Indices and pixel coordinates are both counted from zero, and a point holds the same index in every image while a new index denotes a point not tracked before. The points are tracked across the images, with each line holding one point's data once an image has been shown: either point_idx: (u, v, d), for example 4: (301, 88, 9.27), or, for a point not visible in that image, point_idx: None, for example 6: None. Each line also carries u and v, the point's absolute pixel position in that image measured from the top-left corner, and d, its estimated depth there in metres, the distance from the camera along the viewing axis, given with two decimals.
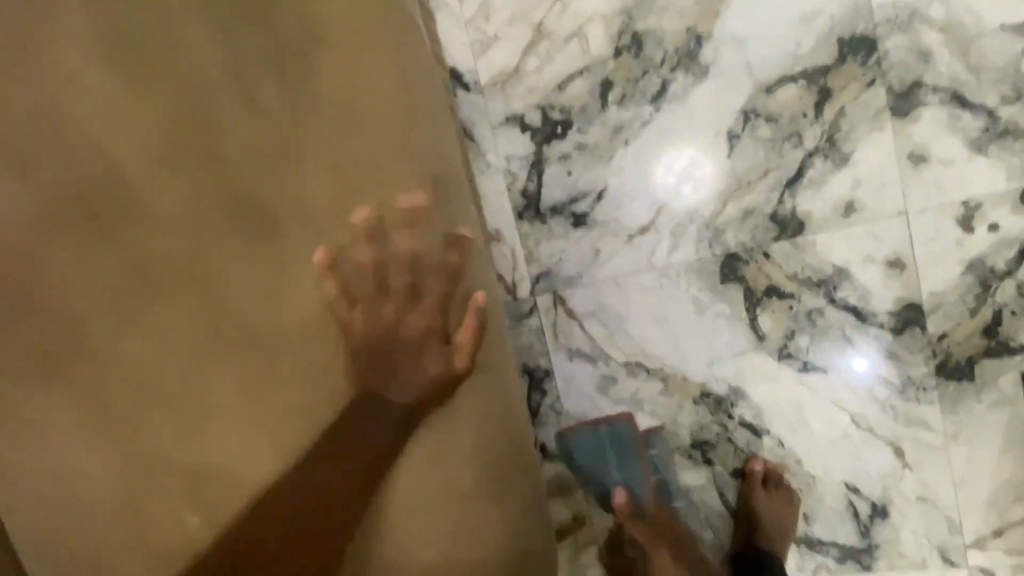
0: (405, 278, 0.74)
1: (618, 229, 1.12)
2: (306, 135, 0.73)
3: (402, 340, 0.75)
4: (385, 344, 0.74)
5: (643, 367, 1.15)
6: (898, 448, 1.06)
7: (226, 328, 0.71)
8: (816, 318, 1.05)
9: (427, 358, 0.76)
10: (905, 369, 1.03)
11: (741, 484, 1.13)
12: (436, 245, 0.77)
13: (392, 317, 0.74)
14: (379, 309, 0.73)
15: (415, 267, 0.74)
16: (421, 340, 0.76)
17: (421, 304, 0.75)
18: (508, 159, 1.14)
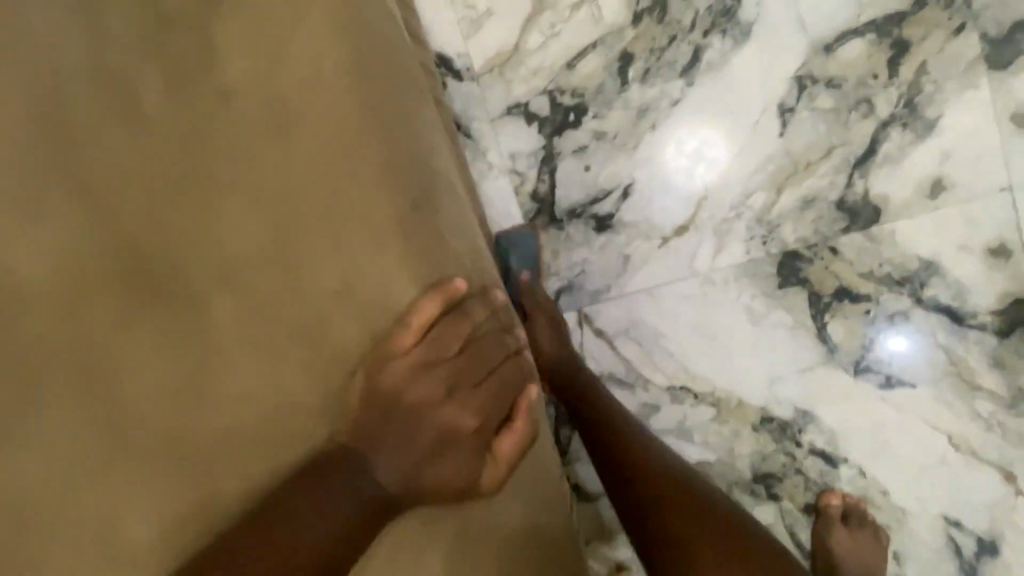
0: (432, 331, 0.56)
1: (650, 231, 0.94)
2: (296, 169, 0.55)
3: (424, 424, 0.54)
4: (399, 431, 0.53)
5: (689, 392, 0.97)
6: (1008, 472, 0.88)
7: (173, 446, 0.50)
8: (899, 322, 0.87)
9: (455, 460, 0.55)
10: (1014, 378, 0.85)
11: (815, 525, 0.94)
12: (460, 321, 0.57)
13: (410, 382, 0.54)
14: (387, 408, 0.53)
15: (459, 336, 0.57)
16: (452, 430, 0.55)
17: (448, 390, 0.56)
18: (513, 156, 0.96)
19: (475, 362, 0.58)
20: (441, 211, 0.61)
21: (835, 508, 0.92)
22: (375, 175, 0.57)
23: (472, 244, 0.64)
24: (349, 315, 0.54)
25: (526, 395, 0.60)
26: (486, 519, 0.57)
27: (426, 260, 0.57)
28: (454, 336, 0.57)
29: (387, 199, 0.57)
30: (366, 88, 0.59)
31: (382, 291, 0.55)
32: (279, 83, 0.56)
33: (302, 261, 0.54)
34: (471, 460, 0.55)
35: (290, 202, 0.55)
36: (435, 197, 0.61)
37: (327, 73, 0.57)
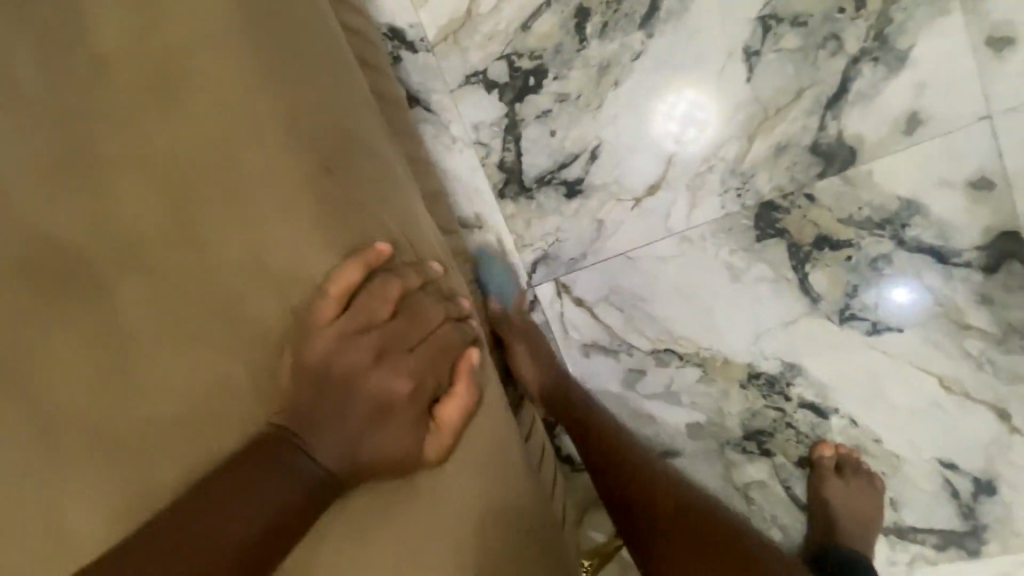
0: (359, 297, 0.54)
1: (622, 192, 0.91)
2: (202, 151, 0.55)
3: (358, 394, 0.52)
4: (331, 402, 0.51)
5: (673, 354, 0.96)
6: (1003, 410, 0.86)
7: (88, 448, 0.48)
8: (883, 266, 0.84)
9: (391, 428, 0.53)
10: (1003, 315, 0.82)
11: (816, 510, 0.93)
12: (385, 285, 0.56)
13: (340, 350, 0.53)
14: (311, 379, 0.51)
15: (389, 301, 0.56)
16: (387, 399, 0.53)
17: (380, 354, 0.54)
18: (476, 127, 0.93)
19: (405, 327, 0.56)
20: (362, 182, 0.60)
21: (828, 461, 0.92)
22: (283, 149, 0.56)
23: (403, 213, 0.63)
24: (261, 290, 0.53)
25: (466, 357, 0.60)
26: (438, 489, 0.55)
27: (346, 228, 0.56)
28: (383, 301, 0.55)
29: (299, 170, 0.56)
30: (267, 66, 0.58)
31: (298, 262, 0.54)
32: (178, 71, 0.56)
33: (212, 243, 0.54)
34: (409, 426, 0.54)
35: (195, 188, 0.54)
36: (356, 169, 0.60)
37: (230, 52, 0.57)
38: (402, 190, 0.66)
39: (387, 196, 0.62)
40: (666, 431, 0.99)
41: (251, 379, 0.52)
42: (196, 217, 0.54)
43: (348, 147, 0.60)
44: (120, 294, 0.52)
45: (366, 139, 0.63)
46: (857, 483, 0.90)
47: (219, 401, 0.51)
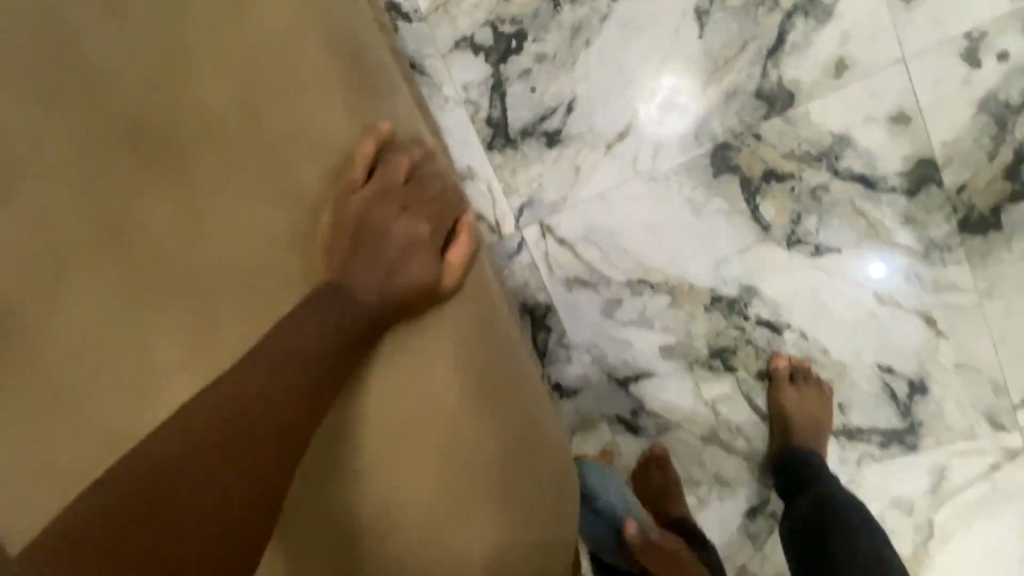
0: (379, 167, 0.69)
1: (595, 140, 1.04)
2: (242, 54, 0.66)
3: (388, 242, 0.67)
4: (364, 245, 0.66)
5: (646, 283, 1.09)
6: (929, 316, 0.99)
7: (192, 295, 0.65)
8: (822, 195, 0.97)
9: (416, 274, 0.67)
10: (925, 233, 0.96)
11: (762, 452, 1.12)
12: (403, 169, 0.70)
13: (367, 207, 0.67)
14: (350, 237, 0.66)
15: (402, 171, 0.70)
16: (408, 248, 0.68)
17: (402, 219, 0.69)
18: (466, 87, 1.06)
19: (417, 202, 0.71)
20: (374, 81, 0.73)
21: (783, 369, 1.05)
22: (313, 54, 0.68)
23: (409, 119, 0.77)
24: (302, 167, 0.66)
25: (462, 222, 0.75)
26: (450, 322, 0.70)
27: (368, 125, 0.70)
28: (398, 170, 0.70)
29: (327, 72, 0.68)
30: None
31: (330, 149, 0.68)
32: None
33: (255, 131, 0.65)
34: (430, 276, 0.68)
35: (238, 84, 0.65)
36: (370, 77, 0.72)
37: None
38: (403, 96, 0.80)
39: (391, 94, 0.76)
40: (642, 352, 1.12)
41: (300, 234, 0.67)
42: (248, 107, 0.66)
43: (360, 53, 0.73)
44: (190, 177, 0.65)
45: (373, 50, 0.76)
46: (819, 397, 1.03)
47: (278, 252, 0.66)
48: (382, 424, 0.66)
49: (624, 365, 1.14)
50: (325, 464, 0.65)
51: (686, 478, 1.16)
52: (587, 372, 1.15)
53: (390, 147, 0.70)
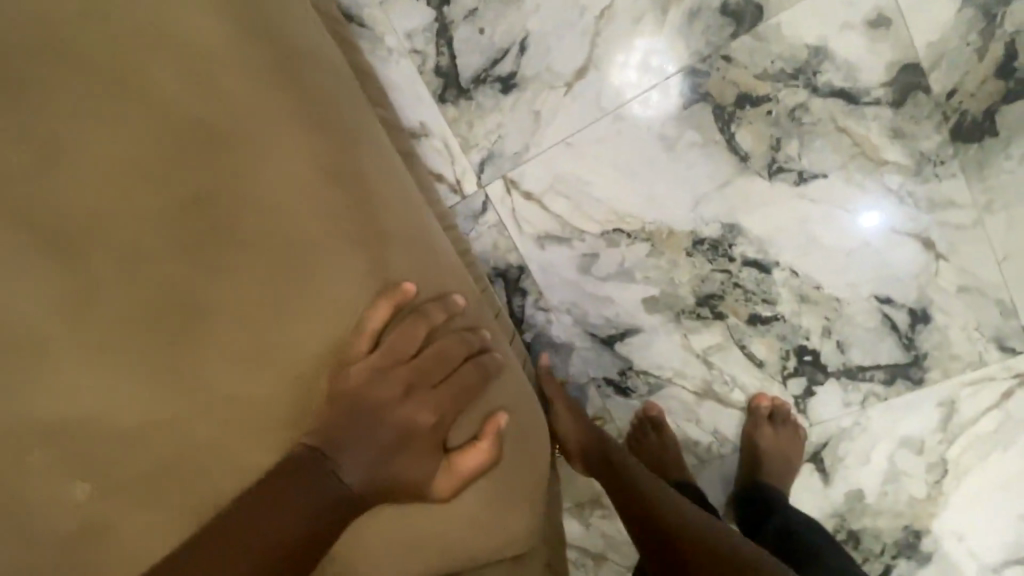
0: (280, 88, 0.61)
1: (554, 80, 0.96)
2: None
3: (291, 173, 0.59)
4: (269, 180, 0.58)
5: (623, 233, 1.01)
6: (926, 239, 0.92)
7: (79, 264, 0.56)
8: (801, 116, 0.90)
9: (328, 230, 0.59)
10: (915, 146, 0.89)
11: (745, 421, 1.06)
12: (314, 109, 0.62)
13: (270, 133, 0.59)
14: (249, 182, 0.58)
15: (307, 96, 0.62)
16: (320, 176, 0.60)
17: (310, 161, 0.60)
18: (410, 36, 0.98)
19: (329, 142, 0.61)
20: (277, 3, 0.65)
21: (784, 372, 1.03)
22: None
23: (336, 60, 0.69)
24: (195, 107, 0.58)
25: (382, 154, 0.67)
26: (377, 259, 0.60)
27: (272, 56, 0.61)
28: (302, 95, 0.62)
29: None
30: None
31: (225, 83, 0.59)
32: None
33: (143, 61, 0.58)
34: (346, 233, 0.59)
35: (128, 9, 0.59)
36: (283, 12, 0.66)
37: None
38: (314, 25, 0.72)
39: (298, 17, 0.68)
40: (624, 308, 1.05)
41: (193, 176, 0.57)
42: (131, 40, 0.58)
43: None
44: (70, 122, 0.56)
45: None
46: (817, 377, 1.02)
47: (170, 200, 0.57)
48: (297, 394, 0.57)
49: (607, 324, 1.06)
50: (233, 449, 0.55)
51: (683, 437, 1.10)
52: (568, 336, 1.08)
53: (301, 76, 0.63)
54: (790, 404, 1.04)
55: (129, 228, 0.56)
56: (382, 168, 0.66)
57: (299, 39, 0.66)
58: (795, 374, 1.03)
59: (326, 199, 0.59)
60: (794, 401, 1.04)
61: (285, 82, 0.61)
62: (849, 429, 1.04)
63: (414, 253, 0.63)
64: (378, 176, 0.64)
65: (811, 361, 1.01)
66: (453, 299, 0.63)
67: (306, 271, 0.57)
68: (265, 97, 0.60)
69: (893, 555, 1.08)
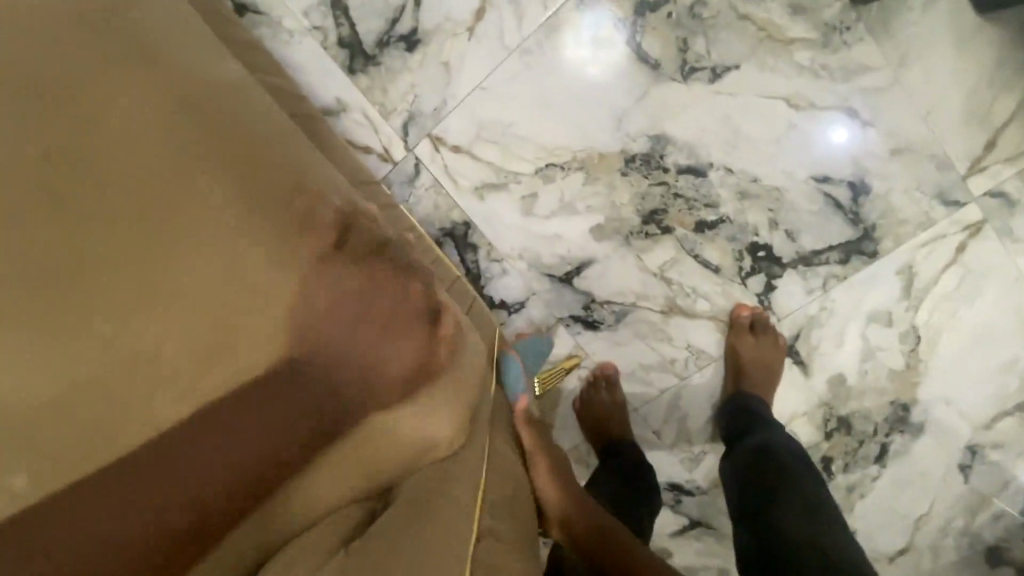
0: (165, 71, 0.66)
1: (454, 27, 0.96)
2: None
3: (203, 142, 0.65)
4: (187, 153, 0.64)
5: (556, 167, 1.01)
6: (850, 108, 0.92)
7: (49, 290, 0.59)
8: (701, 12, 0.91)
9: (244, 176, 0.65)
10: (817, 18, 0.89)
11: (728, 334, 1.07)
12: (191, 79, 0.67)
13: (173, 115, 0.64)
14: (146, 126, 0.63)
15: (188, 70, 0.68)
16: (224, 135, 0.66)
17: (211, 124, 0.66)
18: (305, 13, 0.98)
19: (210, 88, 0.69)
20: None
21: (746, 317, 1.05)
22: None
23: (198, 34, 0.74)
24: (103, 114, 0.62)
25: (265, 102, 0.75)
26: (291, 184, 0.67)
27: (139, 42, 0.65)
28: (182, 71, 0.67)
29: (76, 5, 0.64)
30: None
31: (119, 82, 0.63)
32: None
33: (39, 86, 0.61)
34: (257, 174, 0.66)
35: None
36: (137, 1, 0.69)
37: None
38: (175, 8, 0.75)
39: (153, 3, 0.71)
40: (575, 243, 1.05)
41: (125, 175, 0.62)
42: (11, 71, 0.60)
43: None
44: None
45: None
46: (780, 272, 1.02)
47: (115, 203, 0.61)
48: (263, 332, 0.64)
49: (561, 262, 1.07)
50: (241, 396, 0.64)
51: (659, 357, 1.11)
52: (527, 281, 1.09)
53: (170, 55, 0.67)
54: (754, 303, 1.05)
55: (83, 242, 0.60)
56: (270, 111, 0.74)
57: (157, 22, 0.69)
58: (753, 272, 1.03)
59: (234, 154, 0.66)
60: (758, 299, 1.05)
61: (164, 64, 0.66)
62: (817, 315, 1.05)
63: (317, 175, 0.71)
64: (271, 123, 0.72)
65: (766, 256, 1.02)
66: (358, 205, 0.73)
67: (238, 220, 0.63)
68: (156, 83, 0.65)
69: (886, 432, 1.10)
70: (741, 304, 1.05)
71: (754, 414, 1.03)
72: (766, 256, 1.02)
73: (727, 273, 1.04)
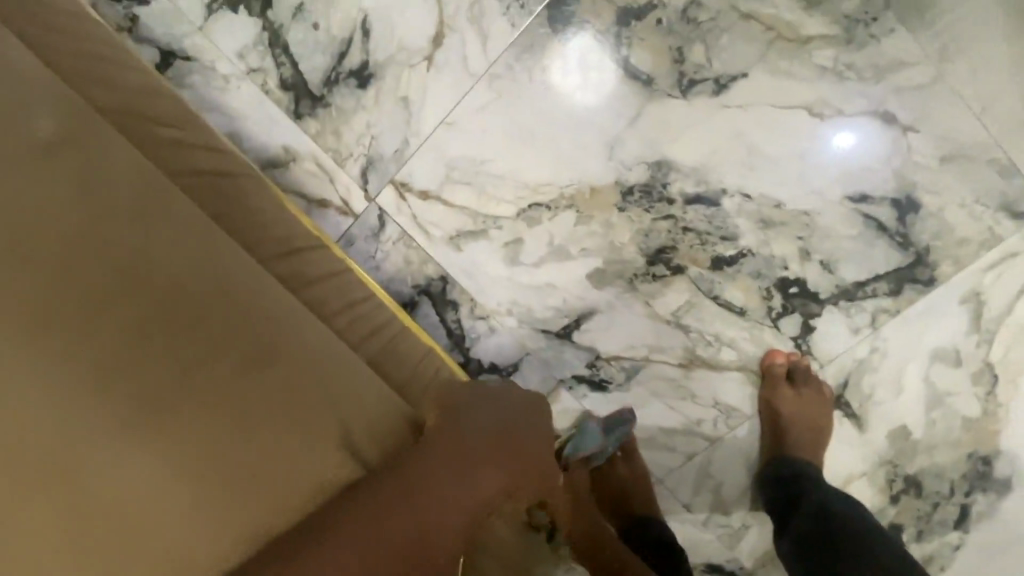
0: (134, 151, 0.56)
1: (411, 57, 0.84)
2: None
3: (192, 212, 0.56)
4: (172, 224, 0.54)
5: (541, 207, 0.86)
6: (884, 112, 0.77)
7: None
8: (695, 16, 0.78)
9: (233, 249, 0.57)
10: (832, 11, 0.75)
11: (762, 386, 0.89)
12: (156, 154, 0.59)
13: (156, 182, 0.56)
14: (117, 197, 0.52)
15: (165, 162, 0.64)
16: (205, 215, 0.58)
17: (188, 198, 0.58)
18: (242, 55, 0.86)
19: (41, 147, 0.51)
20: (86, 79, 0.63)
21: (781, 367, 0.88)
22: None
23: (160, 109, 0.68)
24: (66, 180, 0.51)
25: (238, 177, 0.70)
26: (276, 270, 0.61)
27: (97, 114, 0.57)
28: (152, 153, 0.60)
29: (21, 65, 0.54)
30: None
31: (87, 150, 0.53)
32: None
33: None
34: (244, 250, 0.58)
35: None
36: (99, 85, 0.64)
37: None
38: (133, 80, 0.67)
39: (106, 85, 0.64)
40: (570, 292, 0.89)
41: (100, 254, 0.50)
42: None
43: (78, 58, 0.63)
44: None
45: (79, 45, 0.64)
46: (817, 312, 0.86)
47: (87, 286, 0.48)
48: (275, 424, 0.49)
49: (556, 315, 0.90)
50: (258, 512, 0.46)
51: (682, 420, 0.93)
52: (518, 341, 0.92)
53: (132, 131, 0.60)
54: (791, 348, 0.88)
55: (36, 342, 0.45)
56: (240, 189, 0.68)
57: (113, 108, 0.64)
58: (786, 312, 0.86)
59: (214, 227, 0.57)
60: (795, 343, 0.88)
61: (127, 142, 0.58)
62: (867, 359, 0.87)
63: (289, 264, 0.66)
64: (245, 206, 0.68)
65: (799, 292, 0.85)
66: (335, 285, 0.69)
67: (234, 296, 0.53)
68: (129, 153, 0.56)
69: (966, 492, 0.91)
70: (774, 352, 0.88)
71: (810, 483, 0.84)
72: (801, 296, 0.85)
73: (755, 316, 0.87)
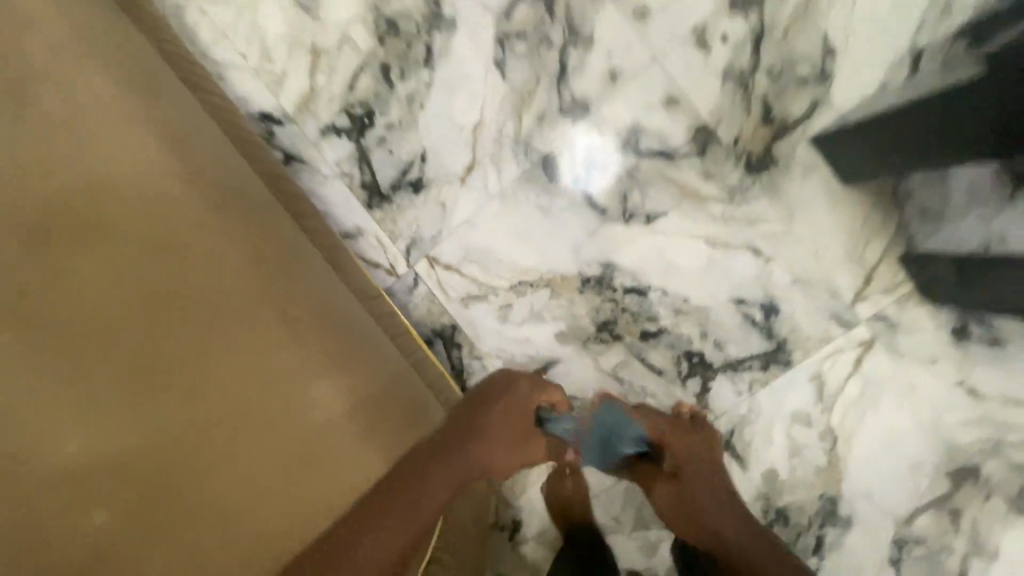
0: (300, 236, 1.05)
1: (450, 177, 1.26)
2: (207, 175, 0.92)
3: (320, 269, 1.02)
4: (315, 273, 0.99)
5: (526, 284, 1.25)
6: (754, 247, 1.17)
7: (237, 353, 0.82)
8: (636, 174, 1.20)
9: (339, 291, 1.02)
10: (723, 181, 1.17)
11: None
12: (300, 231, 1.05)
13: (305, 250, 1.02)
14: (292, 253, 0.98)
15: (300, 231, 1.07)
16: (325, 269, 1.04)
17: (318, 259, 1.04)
18: (338, 163, 1.29)
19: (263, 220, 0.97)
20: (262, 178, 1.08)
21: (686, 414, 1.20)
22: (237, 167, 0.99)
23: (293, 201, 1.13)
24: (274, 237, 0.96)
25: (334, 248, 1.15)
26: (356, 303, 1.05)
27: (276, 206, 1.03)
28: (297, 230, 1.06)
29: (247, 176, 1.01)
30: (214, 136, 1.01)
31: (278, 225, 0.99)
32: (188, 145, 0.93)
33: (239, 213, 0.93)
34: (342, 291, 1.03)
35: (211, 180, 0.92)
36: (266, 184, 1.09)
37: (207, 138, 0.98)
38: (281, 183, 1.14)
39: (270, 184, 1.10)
40: (541, 345, 1.26)
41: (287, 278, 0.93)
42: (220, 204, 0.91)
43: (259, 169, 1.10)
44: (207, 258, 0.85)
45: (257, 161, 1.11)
46: (711, 377, 1.22)
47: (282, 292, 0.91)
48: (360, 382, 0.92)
49: (530, 361, 1.27)
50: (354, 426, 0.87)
51: None
52: None
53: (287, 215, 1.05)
54: (693, 402, 1.24)
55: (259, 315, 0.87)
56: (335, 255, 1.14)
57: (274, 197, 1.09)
58: (690, 374, 1.23)
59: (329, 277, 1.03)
60: (696, 398, 1.24)
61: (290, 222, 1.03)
62: (746, 414, 1.23)
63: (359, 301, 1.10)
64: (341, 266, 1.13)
65: (699, 361, 1.22)
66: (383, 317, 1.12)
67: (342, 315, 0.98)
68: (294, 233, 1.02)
69: (819, 525, 1.23)
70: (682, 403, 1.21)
71: None
72: (701, 364, 1.22)
73: (669, 375, 1.23)
